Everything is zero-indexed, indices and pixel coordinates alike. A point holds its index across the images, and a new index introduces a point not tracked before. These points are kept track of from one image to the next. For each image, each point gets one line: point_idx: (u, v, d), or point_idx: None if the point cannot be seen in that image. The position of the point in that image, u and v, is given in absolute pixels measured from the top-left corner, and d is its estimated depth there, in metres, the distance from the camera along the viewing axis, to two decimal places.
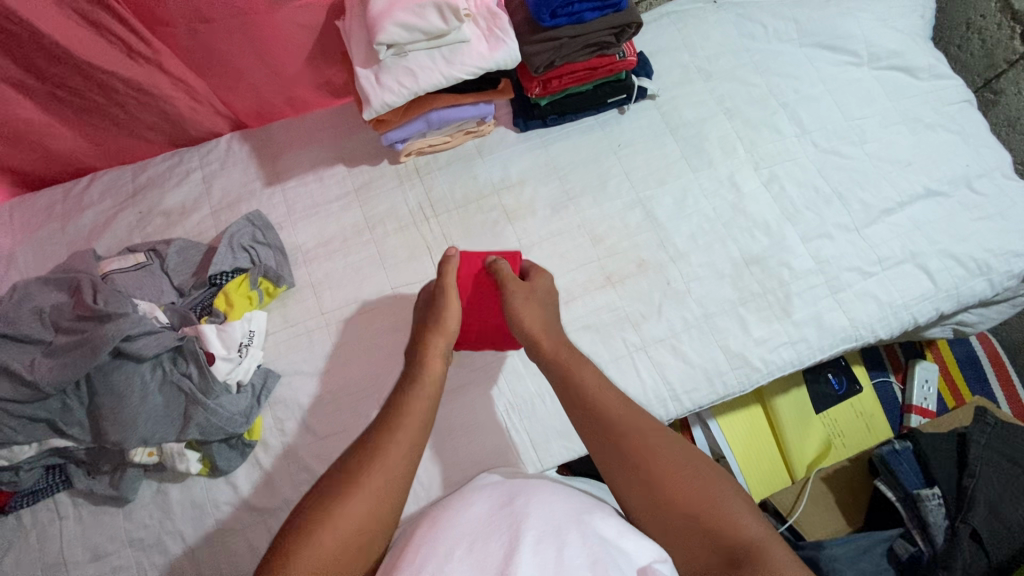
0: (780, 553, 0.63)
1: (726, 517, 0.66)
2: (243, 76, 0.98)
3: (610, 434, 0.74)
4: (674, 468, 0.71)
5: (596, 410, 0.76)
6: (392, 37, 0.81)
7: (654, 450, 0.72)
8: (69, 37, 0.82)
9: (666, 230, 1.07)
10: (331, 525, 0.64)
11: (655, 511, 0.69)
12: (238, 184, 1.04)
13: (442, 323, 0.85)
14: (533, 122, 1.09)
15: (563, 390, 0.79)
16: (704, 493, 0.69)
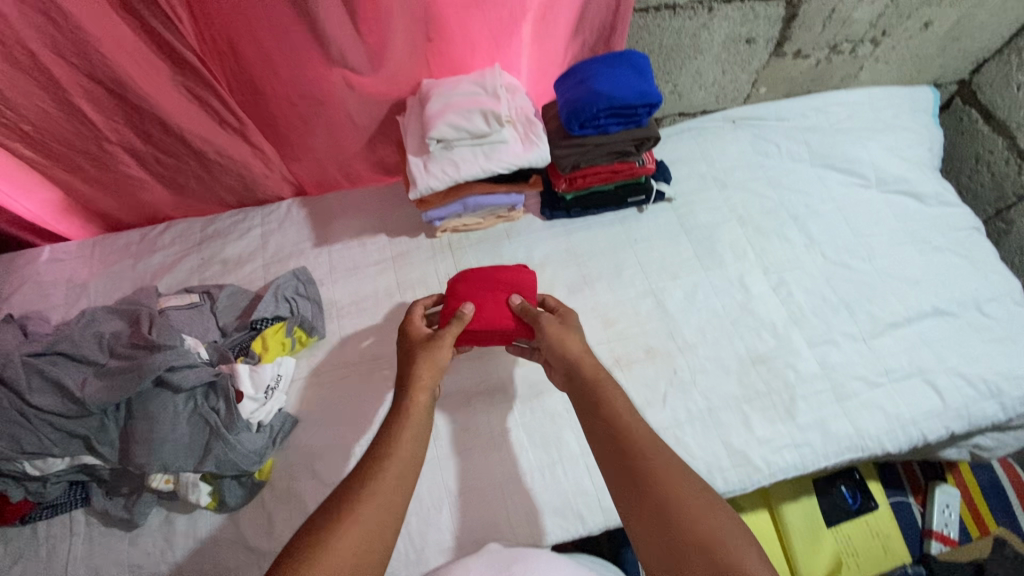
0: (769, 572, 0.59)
1: (730, 556, 0.60)
2: (312, 152, 1.13)
3: (618, 454, 0.72)
4: (681, 495, 0.66)
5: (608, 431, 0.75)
6: (442, 133, 0.95)
7: (664, 472, 0.69)
8: (180, 111, 0.97)
9: (676, 321, 1.12)
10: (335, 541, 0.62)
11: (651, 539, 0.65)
12: (291, 243, 1.17)
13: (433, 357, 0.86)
14: (558, 213, 1.21)
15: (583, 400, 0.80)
16: (708, 523, 0.63)
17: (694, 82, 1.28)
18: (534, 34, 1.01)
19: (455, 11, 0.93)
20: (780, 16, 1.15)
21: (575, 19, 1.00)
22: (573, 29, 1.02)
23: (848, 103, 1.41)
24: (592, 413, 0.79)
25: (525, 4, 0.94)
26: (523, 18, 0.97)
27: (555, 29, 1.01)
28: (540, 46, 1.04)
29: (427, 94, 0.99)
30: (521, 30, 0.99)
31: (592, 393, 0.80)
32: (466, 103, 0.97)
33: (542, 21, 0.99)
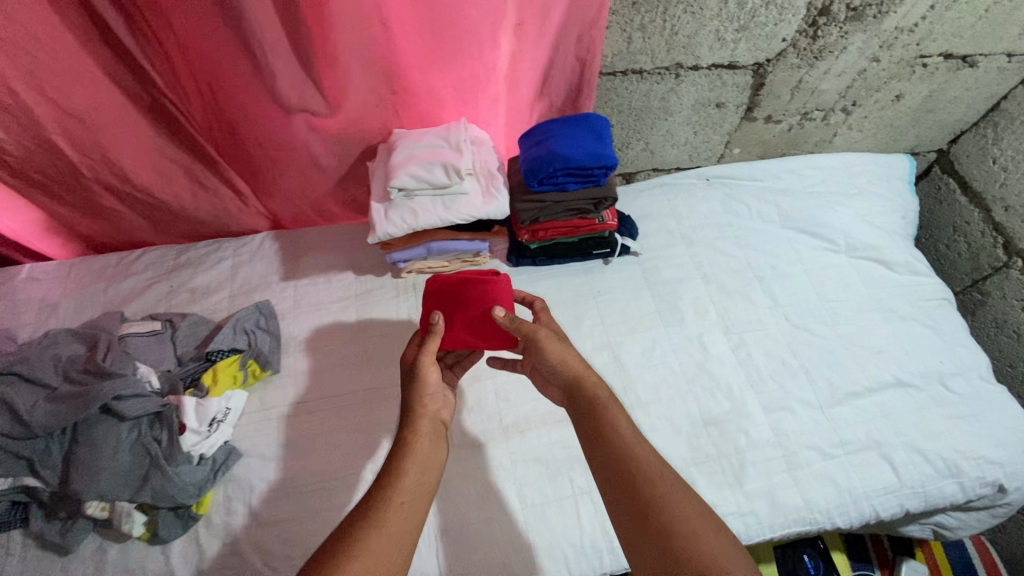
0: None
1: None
2: (284, 192, 1.17)
3: (622, 481, 0.68)
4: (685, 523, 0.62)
5: (612, 455, 0.70)
6: (403, 183, 0.98)
7: (673, 497, 0.65)
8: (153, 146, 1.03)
9: (630, 377, 1.12)
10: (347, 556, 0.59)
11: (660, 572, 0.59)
12: (259, 275, 1.20)
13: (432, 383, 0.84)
14: (524, 260, 1.23)
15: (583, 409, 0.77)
16: (721, 556, 0.59)
17: (665, 140, 1.31)
18: (499, 92, 1.05)
19: (420, 67, 0.98)
20: (748, 83, 1.18)
21: (540, 80, 1.04)
22: (539, 90, 1.06)
23: (823, 167, 1.42)
24: (593, 434, 0.74)
25: (489, 64, 0.99)
26: (486, 76, 1.01)
27: (521, 89, 1.04)
28: (507, 104, 1.08)
29: (394, 145, 1.03)
30: (486, 88, 1.04)
31: (591, 414, 0.76)
32: (428, 155, 1.00)
33: (507, 80, 1.03)
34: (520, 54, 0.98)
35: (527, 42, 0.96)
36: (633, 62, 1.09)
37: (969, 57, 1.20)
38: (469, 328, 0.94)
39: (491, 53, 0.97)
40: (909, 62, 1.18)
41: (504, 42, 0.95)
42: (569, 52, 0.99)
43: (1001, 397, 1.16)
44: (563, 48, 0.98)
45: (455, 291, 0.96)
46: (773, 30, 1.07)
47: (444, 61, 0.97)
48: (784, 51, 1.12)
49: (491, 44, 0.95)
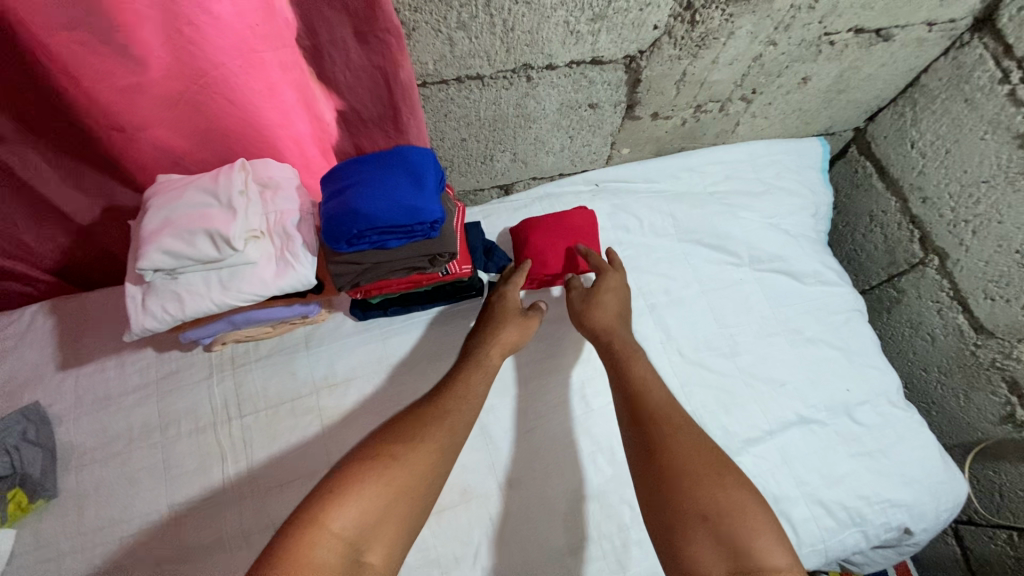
0: (750, 514, 0.68)
1: (719, 505, 0.68)
2: (29, 235, 0.94)
3: (642, 428, 0.78)
4: (684, 453, 0.74)
5: (637, 403, 0.82)
6: (155, 263, 0.74)
7: (689, 449, 0.75)
8: None
9: (500, 452, 0.95)
10: (426, 436, 0.73)
11: (664, 513, 0.70)
12: (30, 366, 0.96)
13: (509, 329, 0.93)
14: (372, 313, 1.01)
15: (611, 354, 0.89)
16: (718, 492, 0.70)
17: (536, 148, 1.08)
18: (250, 101, 0.79)
19: (125, 87, 0.72)
20: (622, 80, 0.95)
21: (316, 87, 0.80)
22: (326, 104, 0.83)
23: (726, 161, 1.23)
24: (618, 375, 0.86)
25: (229, 70, 0.74)
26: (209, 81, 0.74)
27: (289, 96, 0.80)
28: (266, 111, 0.81)
29: (146, 206, 0.78)
30: (229, 96, 0.78)
31: (613, 356, 0.89)
32: (186, 221, 0.75)
33: (245, 83, 0.76)
34: (254, 45, 0.72)
35: (263, 38, 0.71)
36: (465, 67, 0.85)
37: (884, 30, 1.00)
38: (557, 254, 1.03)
39: (215, 57, 0.72)
40: (813, 42, 0.98)
41: (231, 40, 0.70)
42: (350, 57, 0.75)
43: (910, 423, 1.06)
44: (332, 49, 0.74)
45: (552, 223, 1.05)
46: (639, 16, 0.83)
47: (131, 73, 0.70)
48: (659, 41, 0.89)
49: (190, 40, 0.69)
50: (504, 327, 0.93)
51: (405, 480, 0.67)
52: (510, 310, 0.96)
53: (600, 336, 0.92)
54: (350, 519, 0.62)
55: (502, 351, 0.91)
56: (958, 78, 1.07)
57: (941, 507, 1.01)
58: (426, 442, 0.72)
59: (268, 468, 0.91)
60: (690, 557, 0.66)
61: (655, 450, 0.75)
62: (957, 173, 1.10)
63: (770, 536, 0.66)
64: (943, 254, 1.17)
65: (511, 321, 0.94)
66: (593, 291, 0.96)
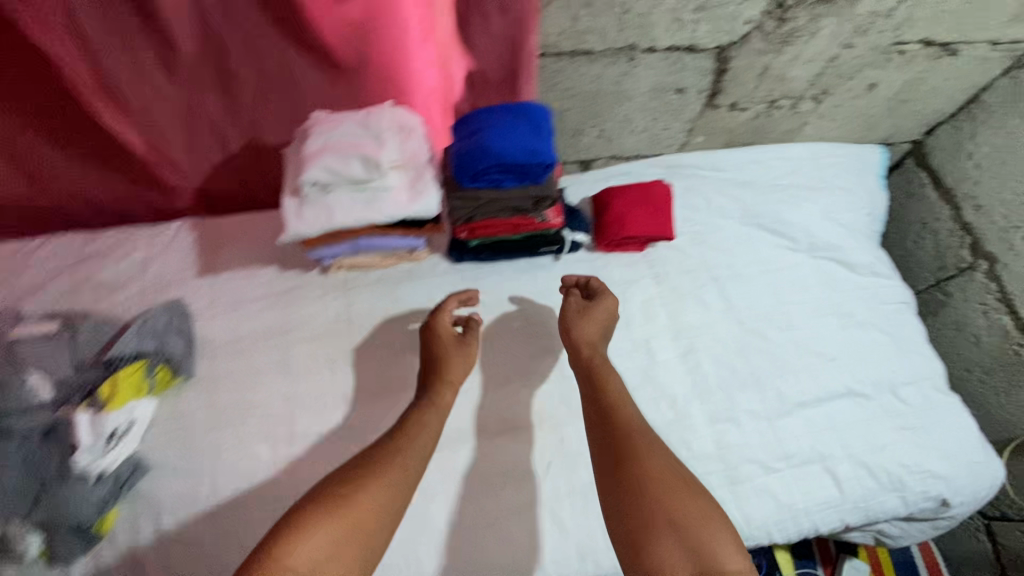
0: (711, 523, 0.75)
1: (681, 515, 0.75)
2: (192, 158, 1.12)
3: (615, 442, 0.85)
4: (655, 465, 0.81)
5: (612, 418, 0.89)
6: (317, 177, 0.89)
7: (653, 463, 0.82)
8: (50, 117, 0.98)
9: (572, 386, 1.07)
10: (379, 479, 0.80)
11: (629, 521, 0.76)
12: (173, 270, 1.11)
13: (453, 365, 0.99)
14: (466, 257, 1.14)
15: (586, 378, 0.96)
16: (679, 505, 0.76)
17: (622, 127, 1.21)
18: (404, 52, 0.97)
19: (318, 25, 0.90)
20: (710, 68, 1.08)
21: (458, 47, 0.97)
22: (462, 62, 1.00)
23: (790, 158, 1.34)
24: (592, 396, 0.93)
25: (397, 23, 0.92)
26: (370, 32, 0.93)
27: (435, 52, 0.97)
28: (410, 61, 0.99)
29: (306, 134, 0.94)
30: (390, 45, 0.95)
31: (591, 379, 0.95)
32: (344, 146, 0.90)
33: (398, 36, 0.94)
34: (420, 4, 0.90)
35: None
36: (580, 42, 0.98)
37: (950, 45, 1.11)
38: (638, 219, 1.14)
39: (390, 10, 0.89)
40: (884, 50, 1.09)
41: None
42: (493, 24, 0.91)
43: (952, 408, 1.13)
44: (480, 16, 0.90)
45: (635, 193, 1.16)
46: (735, 11, 0.96)
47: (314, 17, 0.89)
48: (748, 35, 1.01)
49: None
50: (455, 369, 0.99)
51: (358, 514, 0.75)
52: (448, 340, 1.01)
53: (579, 356, 0.98)
54: (309, 554, 0.69)
55: (450, 390, 0.96)
56: (1017, 94, 1.17)
57: (978, 486, 1.08)
58: (377, 483, 0.79)
59: (373, 376, 1.04)
60: (653, 558, 0.72)
61: (625, 463, 0.82)
62: (1011, 183, 1.19)
63: (724, 541, 0.73)
64: (992, 258, 1.24)
65: (449, 354, 1.00)
66: (580, 316, 1.02)
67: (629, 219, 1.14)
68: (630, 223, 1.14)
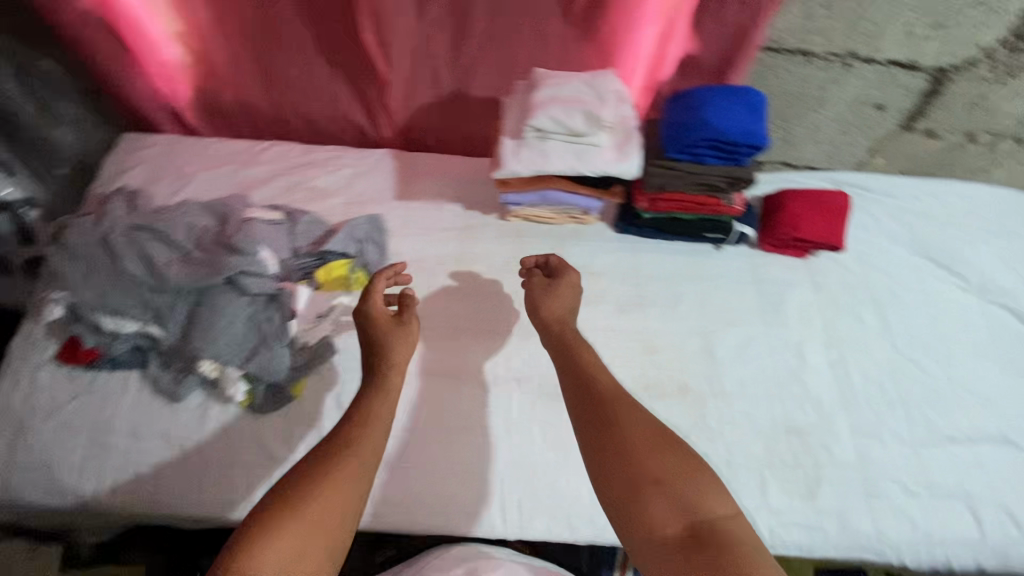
0: (706, 485, 0.64)
1: (672, 482, 0.63)
2: (416, 96, 1.29)
3: (590, 405, 0.72)
4: (628, 425, 0.69)
5: (583, 380, 0.76)
6: (541, 123, 0.98)
7: (624, 418, 0.70)
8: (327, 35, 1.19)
9: (717, 367, 1.11)
10: (344, 474, 0.64)
11: (613, 489, 0.64)
12: (374, 189, 1.25)
13: (397, 347, 0.83)
14: (631, 229, 1.20)
15: (560, 348, 0.83)
16: (665, 471, 0.64)
17: (808, 135, 1.23)
18: (636, 33, 1.10)
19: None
20: (921, 89, 1.10)
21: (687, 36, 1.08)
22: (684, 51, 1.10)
23: (971, 197, 1.31)
24: (567, 364, 0.80)
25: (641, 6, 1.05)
26: (610, 5, 1.07)
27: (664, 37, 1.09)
28: (638, 41, 1.11)
29: (533, 86, 1.04)
30: (626, 24, 1.09)
31: (568, 349, 0.82)
32: (570, 100, 0.99)
33: (638, 17, 1.07)
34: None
35: None
36: (805, 42, 1.05)
37: None
38: (810, 225, 1.18)
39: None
40: None
41: None
42: (730, 15, 1.02)
43: None
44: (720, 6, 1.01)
45: (809, 199, 1.19)
46: (972, 34, 1.02)
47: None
48: (979, 60, 1.06)
49: None
50: (399, 344, 0.83)
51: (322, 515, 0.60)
52: (383, 320, 0.87)
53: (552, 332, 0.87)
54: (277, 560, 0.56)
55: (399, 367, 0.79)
56: None
57: None
58: (339, 477, 0.63)
59: None
60: (645, 525, 0.61)
61: (601, 428, 0.69)
62: None
63: (714, 493, 0.63)
64: None
65: (397, 334, 0.85)
66: (552, 286, 0.95)
67: (802, 223, 1.18)
68: (802, 227, 1.18)
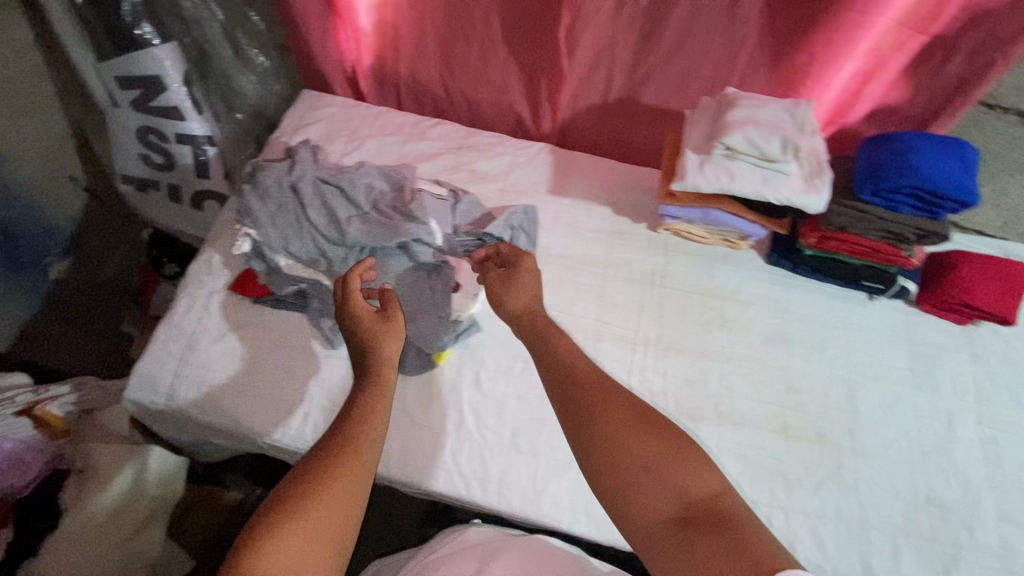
0: (708, 476, 0.55)
1: (674, 476, 0.55)
2: (589, 97, 1.31)
3: (566, 388, 0.62)
4: (613, 409, 0.59)
5: (556, 359, 0.66)
6: (735, 142, 0.97)
7: (606, 401, 0.60)
8: (524, 25, 1.22)
9: (858, 420, 1.07)
10: (316, 504, 0.53)
11: (603, 479, 0.56)
12: (530, 180, 1.28)
13: (384, 346, 0.70)
14: (783, 262, 1.19)
15: (531, 329, 0.72)
16: (659, 460, 0.55)
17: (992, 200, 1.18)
18: (841, 74, 1.12)
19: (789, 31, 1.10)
20: None
21: (896, 83, 1.10)
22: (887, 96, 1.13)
23: None
24: (540, 347, 0.69)
25: (856, 50, 1.07)
26: (823, 45, 1.09)
27: (869, 83, 1.11)
28: (840, 83, 1.14)
29: (728, 104, 1.03)
30: (833, 64, 1.11)
31: (535, 329, 0.72)
32: (768, 124, 0.98)
33: (849, 60, 1.09)
34: (890, 39, 1.04)
35: (902, 37, 1.03)
36: None
37: None
38: (985, 293, 1.10)
39: (860, 37, 1.05)
40: None
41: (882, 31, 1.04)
42: (951, 68, 1.04)
43: None
44: (942, 59, 1.04)
45: (990, 265, 1.12)
46: None
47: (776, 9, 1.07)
48: None
49: (857, 23, 1.04)
50: (388, 338, 0.72)
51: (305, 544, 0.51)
52: (368, 321, 0.74)
53: (520, 318, 0.76)
54: None
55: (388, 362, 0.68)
56: None
57: None
58: (315, 509, 0.52)
59: (679, 336, 1.12)
60: (643, 519, 0.53)
61: (583, 419, 0.59)
62: None
63: (711, 470, 0.55)
64: None
65: (387, 334, 0.72)
66: (510, 274, 0.82)
67: (977, 289, 1.11)
68: (976, 294, 1.10)
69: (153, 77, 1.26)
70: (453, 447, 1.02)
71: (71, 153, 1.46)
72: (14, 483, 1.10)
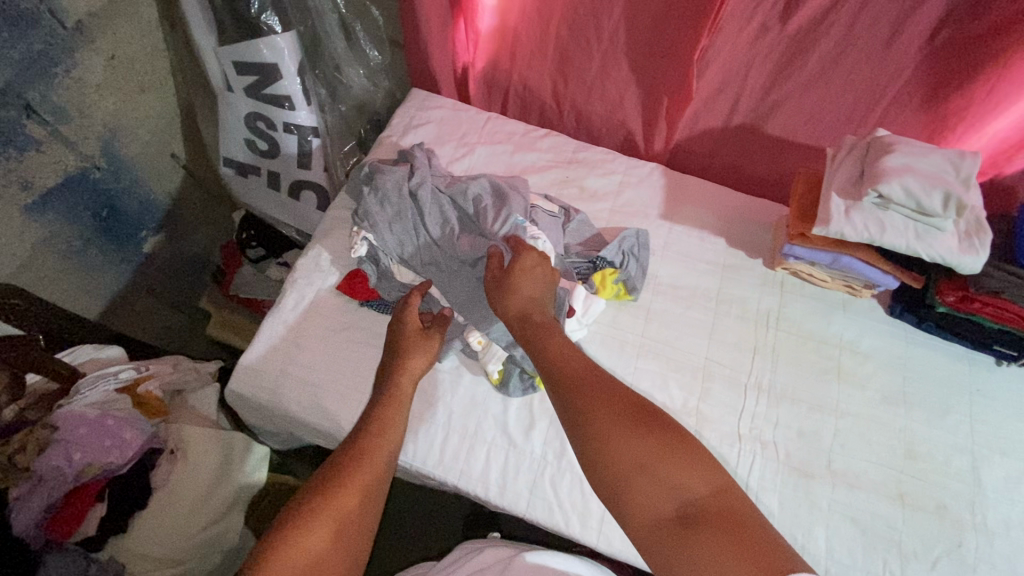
0: (691, 471, 0.66)
1: (663, 474, 0.65)
2: (709, 120, 1.26)
3: (564, 395, 0.75)
4: (604, 415, 0.71)
5: (554, 368, 0.79)
6: (892, 191, 0.91)
7: (604, 407, 0.72)
8: (653, 40, 1.16)
9: (982, 496, 1.00)
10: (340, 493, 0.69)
11: (602, 478, 0.67)
12: (642, 202, 1.23)
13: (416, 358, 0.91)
14: (908, 316, 1.13)
15: (529, 336, 0.85)
16: (647, 460, 0.66)
17: None
18: (1005, 119, 1.03)
19: (953, 69, 1.01)
20: None
21: None
22: None
23: None
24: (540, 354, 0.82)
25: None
26: (992, 87, 1.00)
27: None
28: (1001, 129, 1.05)
29: (885, 148, 0.96)
30: (999, 108, 1.02)
31: (534, 333, 0.85)
32: (930, 176, 0.92)
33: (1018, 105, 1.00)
34: None
35: None
36: None
37: None
38: None
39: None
40: None
41: None
42: None
43: None
44: None
45: None
46: None
47: (942, 48, 1.00)
48: None
49: None
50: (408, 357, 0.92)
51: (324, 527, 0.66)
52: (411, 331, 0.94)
53: (528, 317, 0.87)
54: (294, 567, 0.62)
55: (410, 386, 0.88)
56: None
57: None
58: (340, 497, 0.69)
59: (791, 383, 1.08)
60: (637, 513, 0.64)
61: (579, 424, 0.71)
62: None
63: (695, 465, 0.66)
64: None
65: (419, 347, 0.92)
66: (509, 274, 0.92)
67: None
68: None
69: (271, 65, 1.25)
70: (551, 475, 0.99)
71: (177, 132, 1.47)
72: (114, 459, 1.05)
